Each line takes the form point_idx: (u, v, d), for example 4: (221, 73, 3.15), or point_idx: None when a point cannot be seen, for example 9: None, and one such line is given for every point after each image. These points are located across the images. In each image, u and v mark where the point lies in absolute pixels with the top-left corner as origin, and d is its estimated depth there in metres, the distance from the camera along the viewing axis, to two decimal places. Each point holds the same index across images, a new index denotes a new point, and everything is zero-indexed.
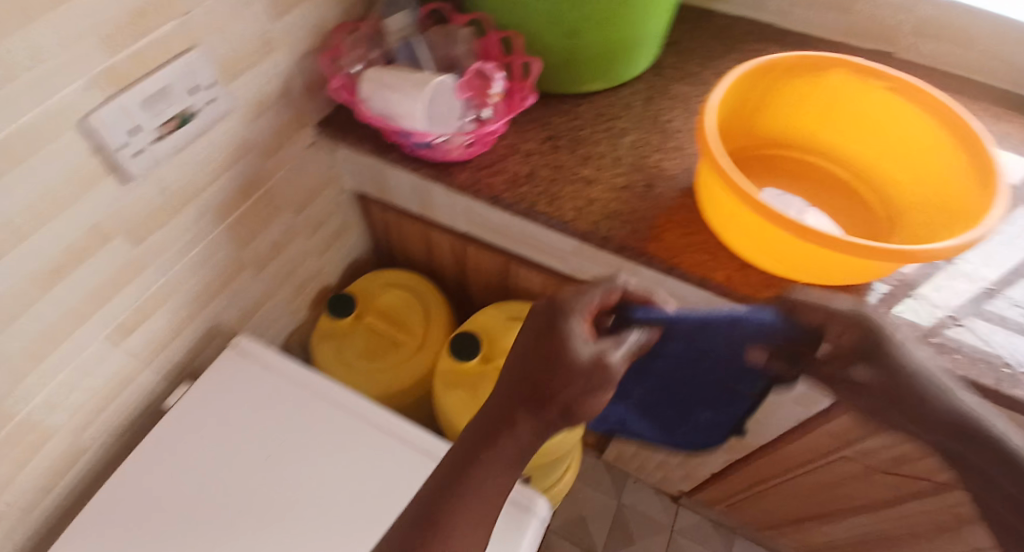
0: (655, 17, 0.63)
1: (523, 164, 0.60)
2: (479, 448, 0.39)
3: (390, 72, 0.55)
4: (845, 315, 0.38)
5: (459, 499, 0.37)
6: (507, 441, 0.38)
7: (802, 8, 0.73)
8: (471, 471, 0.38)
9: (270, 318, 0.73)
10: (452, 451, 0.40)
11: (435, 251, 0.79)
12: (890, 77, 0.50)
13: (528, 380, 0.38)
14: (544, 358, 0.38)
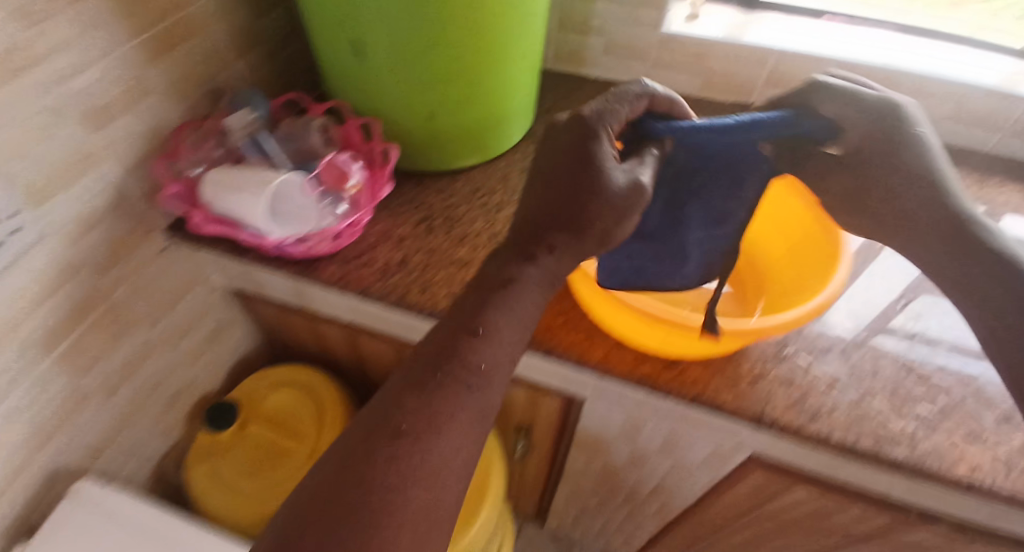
0: (518, 90, 0.63)
1: (394, 252, 0.57)
2: (460, 343, 0.34)
3: (233, 173, 0.52)
4: (868, 102, 0.42)
5: (439, 397, 0.31)
6: (490, 330, 0.34)
7: (662, 70, 0.77)
8: (450, 370, 0.33)
9: (134, 441, 0.68)
10: (427, 350, 0.34)
11: (325, 341, 0.76)
12: None
13: (560, 197, 0.37)
14: (575, 173, 0.37)
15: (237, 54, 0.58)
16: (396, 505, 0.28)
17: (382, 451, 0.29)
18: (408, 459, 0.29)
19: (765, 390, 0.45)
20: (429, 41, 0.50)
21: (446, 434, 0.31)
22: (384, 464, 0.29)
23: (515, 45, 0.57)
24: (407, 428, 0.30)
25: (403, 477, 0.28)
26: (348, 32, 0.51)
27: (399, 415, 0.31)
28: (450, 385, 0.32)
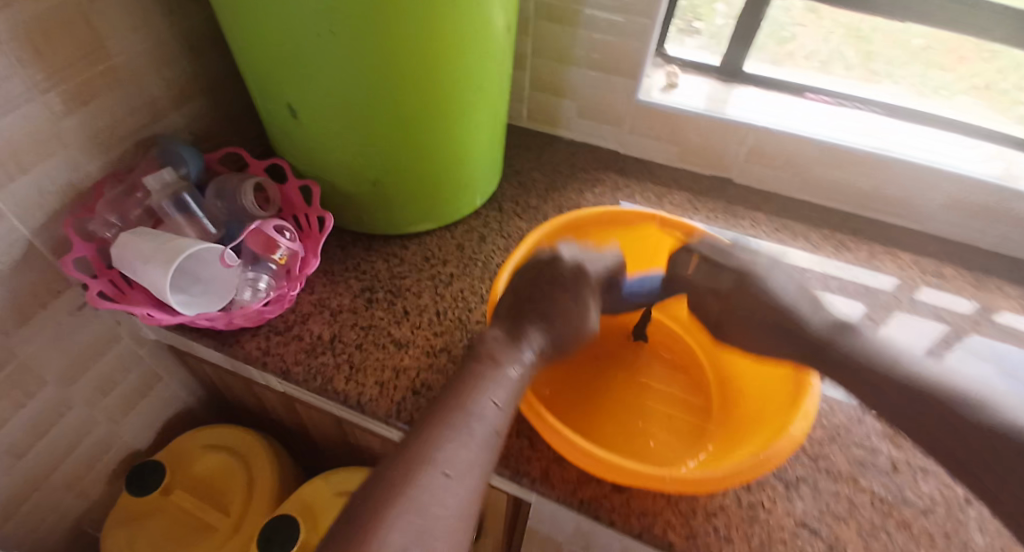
0: (477, 158, 0.60)
1: (327, 326, 0.52)
2: (477, 391, 0.38)
3: (146, 240, 0.46)
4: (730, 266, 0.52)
5: (468, 437, 0.35)
6: (501, 380, 0.39)
7: (639, 136, 0.74)
8: (474, 413, 0.36)
9: (42, 510, 0.58)
10: (446, 397, 0.38)
11: (265, 405, 0.69)
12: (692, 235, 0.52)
13: (522, 300, 0.45)
14: (529, 296, 0.46)
15: (172, 105, 0.55)
16: (444, 531, 0.31)
17: (427, 485, 0.32)
18: (449, 492, 0.32)
19: (725, 535, 0.44)
20: (369, 110, 0.48)
21: (478, 470, 0.34)
22: (433, 497, 0.31)
23: (469, 116, 0.54)
24: (445, 466, 0.33)
25: (447, 509, 0.31)
26: (285, 95, 0.48)
27: (437, 452, 0.34)
28: (474, 427, 0.36)
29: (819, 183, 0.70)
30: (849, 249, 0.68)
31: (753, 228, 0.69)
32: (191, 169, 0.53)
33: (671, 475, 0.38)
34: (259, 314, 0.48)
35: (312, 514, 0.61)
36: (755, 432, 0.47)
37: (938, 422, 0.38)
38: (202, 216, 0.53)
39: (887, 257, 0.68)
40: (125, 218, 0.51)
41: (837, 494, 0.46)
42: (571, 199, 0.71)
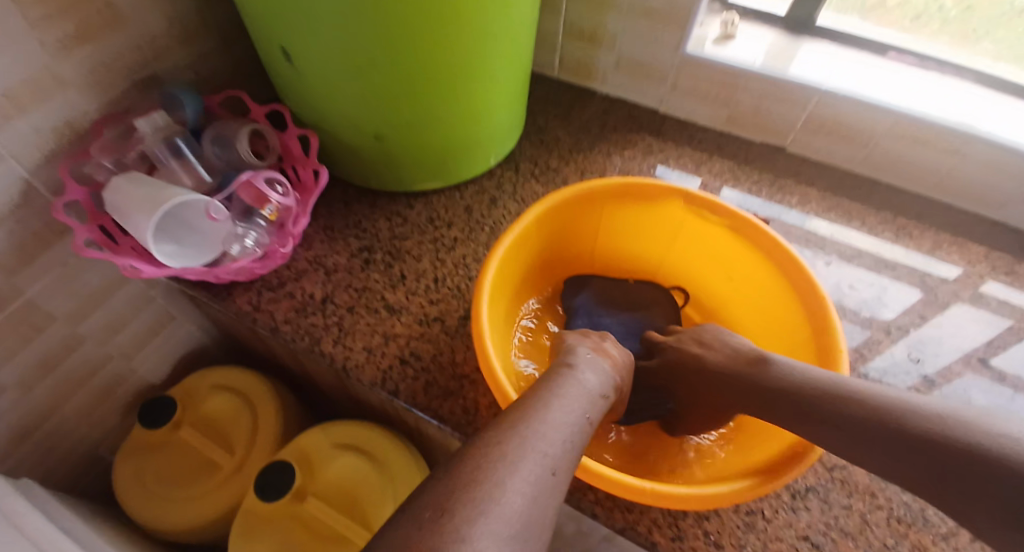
0: (490, 117, 0.55)
1: (320, 285, 0.51)
2: (558, 388, 0.35)
3: (137, 188, 0.45)
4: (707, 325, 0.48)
5: (557, 423, 0.31)
6: (579, 382, 0.36)
7: (679, 94, 0.66)
8: (560, 404, 0.33)
9: (61, 436, 0.62)
10: (530, 392, 0.35)
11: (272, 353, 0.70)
12: (722, 209, 0.45)
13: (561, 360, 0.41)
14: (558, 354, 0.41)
15: (176, 43, 0.53)
16: (538, 508, 0.26)
17: (522, 459, 0.28)
18: (543, 472, 0.28)
19: (715, 540, 0.40)
20: (360, 62, 0.43)
21: (566, 454, 0.30)
22: (528, 474, 0.27)
23: (478, 72, 0.48)
24: (538, 445, 0.29)
25: (542, 489, 0.27)
26: (276, 37, 0.45)
27: (525, 430, 0.30)
28: (561, 416, 0.32)
29: (885, 160, 0.61)
30: (911, 237, 0.60)
31: (799, 205, 0.62)
32: (188, 114, 0.52)
33: (653, 488, 0.34)
34: (249, 268, 0.48)
35: (310, 462, 0.59)
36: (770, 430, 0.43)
37: (907, 452, 0.29)
38: (196, 163, 0.51)
39: (954, 250, 0.59)
40: (120, 161, 0.49)
41: (848, 509, 0.42)
42: (596, 162, 0.65)
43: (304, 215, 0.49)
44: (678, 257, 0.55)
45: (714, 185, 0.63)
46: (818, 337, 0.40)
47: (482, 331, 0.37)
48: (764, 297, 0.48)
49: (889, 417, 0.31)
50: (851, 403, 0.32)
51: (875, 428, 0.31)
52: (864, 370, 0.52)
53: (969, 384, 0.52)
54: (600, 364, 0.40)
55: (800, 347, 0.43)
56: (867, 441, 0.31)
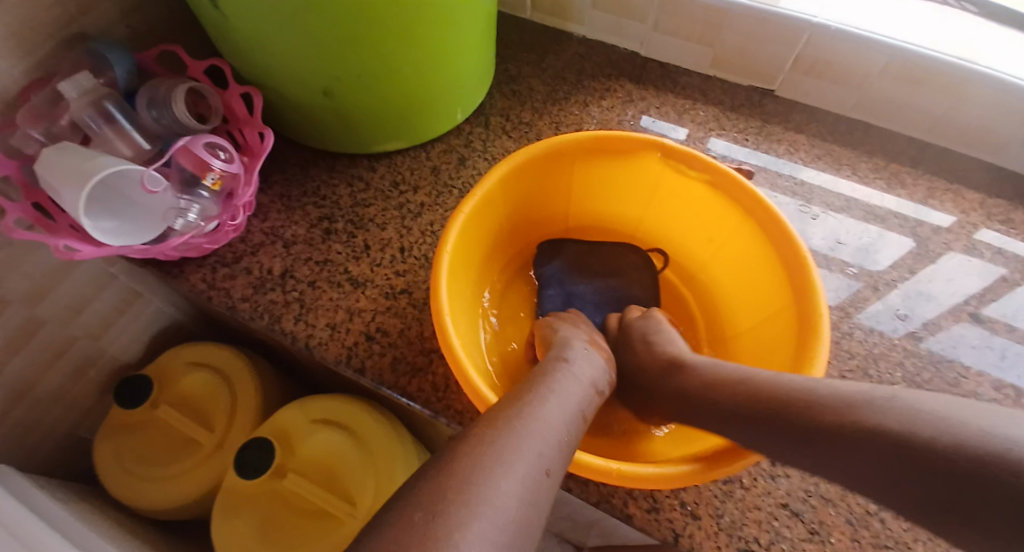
0: (453, 67, 0.51)
1: (278, 258, 0.48)
2: (553, 381, 0.33)
3: (67, 156, 0.41)
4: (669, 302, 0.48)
5: (553, 420, 0.30)
6: (575, 376, 0.35)
7: (663, 36, 0.61)
8: (557, 400, 0.31)
9: (34, 419, 0.61)
10: (524, 384, 0.33)
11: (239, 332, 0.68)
12: (702, 163, 0.42)
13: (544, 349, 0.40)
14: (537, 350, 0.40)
15: None
16: (531, 511, 0.24)
17: (519, 459, 0.26)
18: (539, 473, 0.26)
19: (691, 511, 0.40)
20: (296, 10, 0.38)
21: (560, 452, 0.28)
22: (525, 474, 0.25)
23: (434, 18, 0.44)
24: (534, 443, 0.27)
25: (538, 489, 0.25)
26: None
27: (521, 427, 0.28)
28: (557, 414, 0.30)
29: (879, 102, 0.57)
30: (903, 185, 0.57)
31: (787, 153, 0.58)
32: (118, 75, 0.46)
33: (620, 469, 0.33)
34: (198, 245, 0.45)
35: (288, 439, 0.58)
36: None
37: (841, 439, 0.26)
38: (132, 131, 0.47)
39: (948, 198, 0.56)
40: (50, 131, 0.44)
41: None
42: (573, 113, 0.60)
43: (251, 183, 0.46)
44: (659, 215, 0.52)
45: (700, 135, 0.59)
46: (797, 301, 0.38)
47: (440, 309, 0.35)
48: (744, 257, 0.46)
49: (833, 414, 0.27)
50: (801, 403, 0.29)
51: (823, 429, 0.28)
52: (854, 321, 0.51)
53: (957, 336, 0.51)
54: (593, 354, 0.39)
55: (780, 309, 0.41)
56: (802, 435, 0.28)
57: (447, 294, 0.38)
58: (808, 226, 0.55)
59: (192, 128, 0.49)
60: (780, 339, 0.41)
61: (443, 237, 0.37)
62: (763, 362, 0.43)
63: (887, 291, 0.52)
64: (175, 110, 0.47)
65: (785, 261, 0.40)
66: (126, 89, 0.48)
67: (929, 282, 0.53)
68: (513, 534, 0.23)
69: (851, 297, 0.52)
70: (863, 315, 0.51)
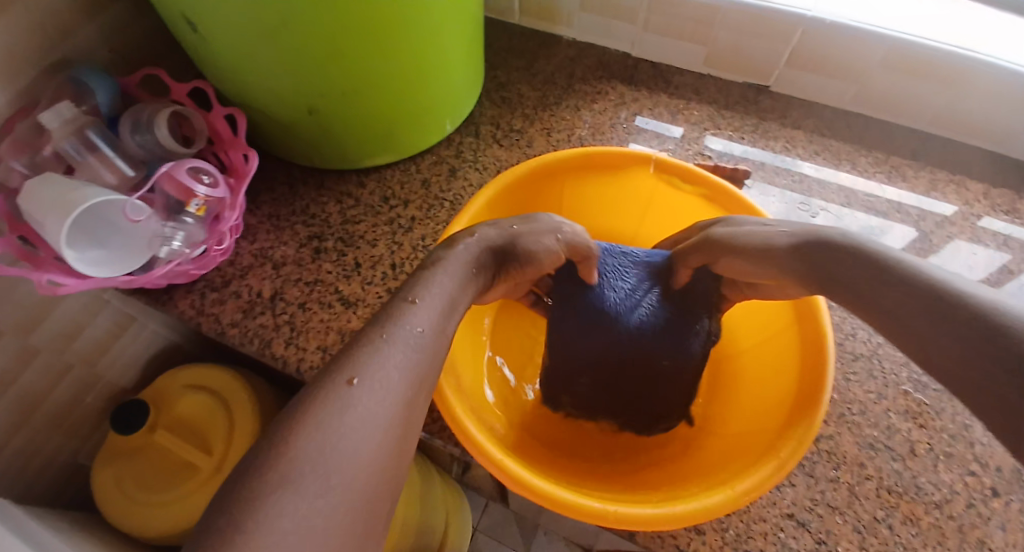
0: (440, 78, 0.49)
1: (267, 280, 0.48)
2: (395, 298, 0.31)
3: (49, 185, 0.40)
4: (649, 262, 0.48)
5: (390, 340, 0.28)
6: (431, 278, 0.33)
7: (653, 35, 0.60)
8: (397, 316, 0.30)
9: (33, 447, 0.60)
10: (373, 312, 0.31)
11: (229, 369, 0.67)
12: (697, 178, 0.42)
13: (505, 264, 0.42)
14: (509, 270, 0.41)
15: (86, 18, 0.45)
16: (367, 440, 0.24)
17: (330, 400, 0.24)
18: (367, 400, 0.25)
19: (694, 525, 0.39)
20: (272, 28, 0.37)
21: (401, 371, 0.27)
22: (336, 412, 0.24)
23: (417, 28, 0.42)
24: (347, 372, 0.26)
25: (369, 418, 0.25)
26: (176, 4, 0.38)
27: (344, 365, 0.26)
28: (396, 331, 0.29)
29: (878, 95, 0.56)
30: (904, 178, 0.56)
31: (784, 150, 0.57)
32: (100, 100, 0.45)
33: (616, 511, 0.30)
34: (184, 271, 0.44)
35: None
36: (757, 418, 0.40)
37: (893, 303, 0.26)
38: (115, 158, 0.45)
39: (951, 190, 0.55)
40: (34, 161, 0.43)
41: (836, 482, 0.40)
42: (564, 118, 0.59)
43: (237, 206, 0.45)
44: (654, 226, 0.51)
45: (695, 134, 0.58)
46: (801, 320, 0.38)
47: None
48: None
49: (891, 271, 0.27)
50: (867, 259, 0.29)
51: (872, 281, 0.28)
52: None
53: None
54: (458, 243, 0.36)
55: (783, 327, 0.41)
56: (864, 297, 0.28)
57: None
58: (806, 223, 0.54)
59: (177, 151, 0.48)
60: (784, 358, 0.41)
61: None
62: (768, 380, 0.42)
63: None
64: (158, 134, 0.46)
65: None
66: (109, 115, 0.47)
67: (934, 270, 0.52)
68: (336, 474, 0.23)
69: None
70: None
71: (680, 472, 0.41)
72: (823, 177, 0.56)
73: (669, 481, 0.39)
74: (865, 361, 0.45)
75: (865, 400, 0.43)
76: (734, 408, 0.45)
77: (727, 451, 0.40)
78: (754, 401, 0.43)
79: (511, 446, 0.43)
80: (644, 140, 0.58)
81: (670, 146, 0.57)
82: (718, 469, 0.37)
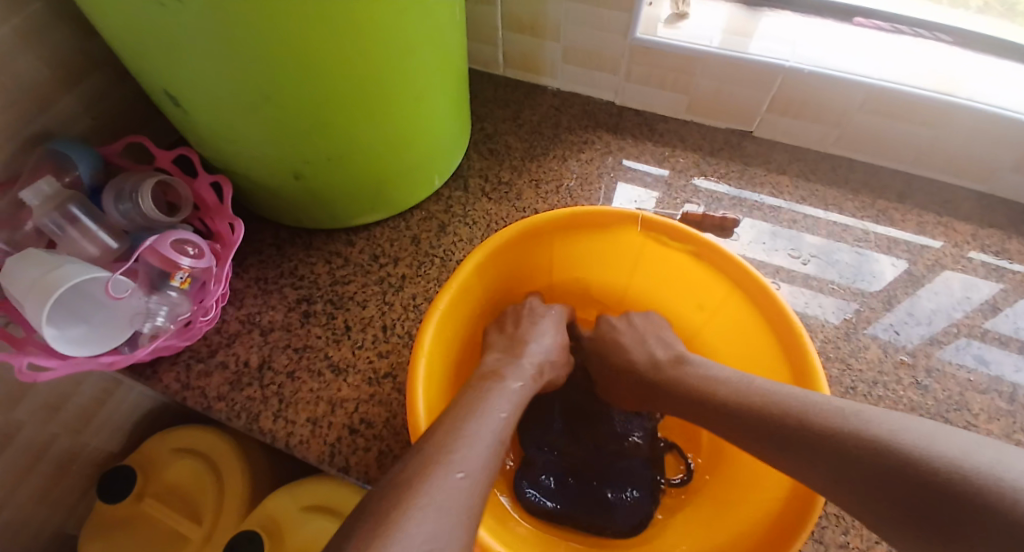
0: (427, 137, 0.50)
1: (256, 348, 0.47)
2: (484, 403, 0.34)
3: (28, 266, 0.39)
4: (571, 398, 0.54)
5: (482, 440, 0.31)
6: (507, 392, 0.37)
7: (634, 85, 0.61)
8: (485, 418, 0.33)
9: (12, 525, 0.58)
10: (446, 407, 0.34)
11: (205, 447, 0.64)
12: (685, 235, 0.42)
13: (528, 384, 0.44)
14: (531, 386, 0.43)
15: (64, 89, 0.45)
16: (467, 528, 0.26)
17: (439, 485, 0.27)
18: (459, 498, 0.27)
19: None
20: (257, 104, 0.38)
21: (486, 468, 0.30)
22: (446, 500, 0.26)
23: (402, 92, 0.43)
24: (456, 465, 0.28)
25: (469, 510, 0.27)
26: (157, 80, 0.38)
27: (448, 452, 0.29)
28: (486, 433, 0.32)
29: (860, 137, 0.57)
30: (893, 221, 0.56)
31: (771, 195, 0.57)
32: (82, 172, 0.45)
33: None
34: (169, 345, 0.43)
35: (278, 528, 0.55)
36: (764, 491, 0.40)
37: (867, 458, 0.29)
38: (97, 231, 0.45)
39: (939, 231, 0.55)
40: (13, 239, 0.42)
41: (847, 548, 0.39)
42: (551, 169, 0.59)
43: (223, 276, 0.45)
44: (645, 283, 0.51)
45: (681, 182, 0.58)
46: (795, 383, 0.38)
47: (422, 425, 0.35)
48: (737, 326, 0.45)
49: (847, 425, 0.31)
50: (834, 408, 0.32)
51: (834, 448, 0.31)
52: (872, 332, 0.50)
53: (961, 355, 0.49)
54: (522, 364, 0.41)
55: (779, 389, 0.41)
56: (832, 449, 0.31)
57: (426, 399, 0.37)
58: (797, 266, 0.54)
59: (161, 223, 0.47)
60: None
61: (421, 336, 0.37)
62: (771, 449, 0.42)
63: (891, 305, 0.52)
64: (142, 205, 0.45)
65: (779, 334, 0.40)
66: (91, 188, 0.46)
67: (930, 293, 0.52)
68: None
69: (854, 320, 0.51)
70: (872, 326, 0.51)
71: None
72: (814, 220, 0.56)
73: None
74: None
75: None
76: (734, 478, 0.45)
77: (742, 538, 0.39)
78: (755, 468, 0.43)
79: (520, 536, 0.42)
80: (632, 189, 0.58)
81: (659, 193, 0.58)
82: None
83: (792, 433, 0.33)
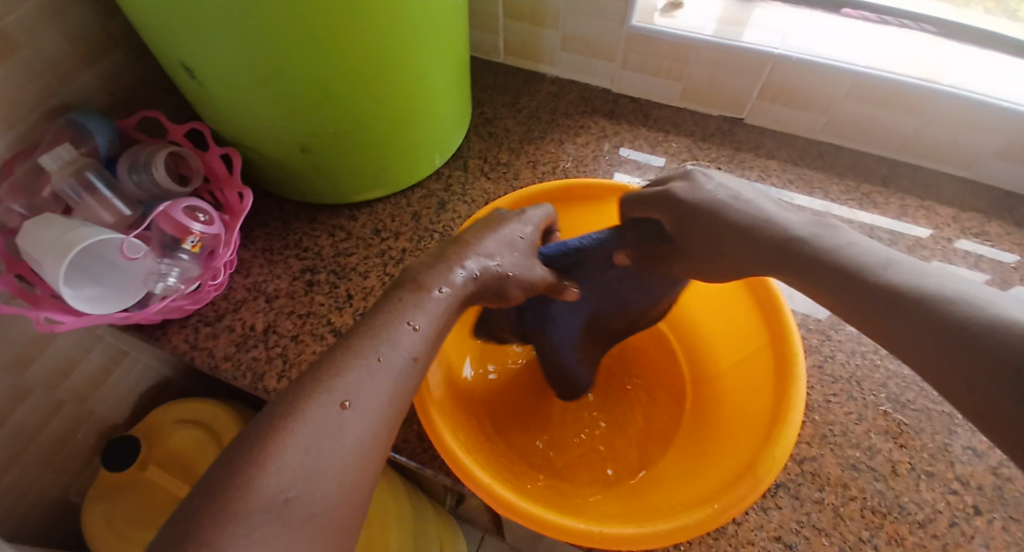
0: (428, 115, 0.51)
1: (261, 314, 0.49)
2: (391, 314, 0.32)
3: (44, 226, 0.41)
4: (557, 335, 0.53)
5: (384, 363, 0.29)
6: (420, 306, 0.32)
7: (630, 72, 0.63)
8: (390, 336, 0.30)
9: (22, 486, 0.60)
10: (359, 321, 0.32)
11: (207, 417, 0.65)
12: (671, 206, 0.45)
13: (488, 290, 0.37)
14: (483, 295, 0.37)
15: (85, 65, 0.47)
16: (352, 467, 0.27)
17: (318, 420, 0.26)
18: (332, 434, 0.26)
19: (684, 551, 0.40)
20: (267, 75, 0.40)
21: (390, 403, 0.29)
22: (320, 438, 0.26)
23: (403, 73, 0.45)
24: (340, 394, 0.27)
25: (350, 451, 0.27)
26: (174, 52, 0.40)
27: (337, 379, 0.28)
28: (391, 352, 0.30)
29: (847, 124, 0.59)
30: (875, 204, 0.58)
31: (760, 179, 0.59)
32: (99, 143, 0.47)
33: (600, 530, 0.32)
34: (179, 307, 0.45)
35: None
36: (731, 438, 0.42)
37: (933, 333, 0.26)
38: (111, 199, 0.47)
39: (921, 215, 0.57)
40: (32, 204, 0.44)
41: (821, 503, 0.42)
42: (548, 151, 0.61)
43: (232, 242, 0.47)
44: None
45: (675, 165, 0.60)
46: (773, 342, 0.41)
47: None
48: (725, 293, 0.49)
49: (940, 300, 0.27)
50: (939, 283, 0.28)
51: (927, 332, 0.26)
52: None
53: None
54: (455, 269, 0.35)
55: (761, 351, 0.43)
56: (894, 315, 0.28)
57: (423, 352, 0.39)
58: None
59: (172, 193, 0.49)
60: (760, 379, 0.43)
61: None
62: (745, 403, 0.44)
63: None
64: (156, 175, 0.47)
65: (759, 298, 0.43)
66: (106, 159, 0.48)
67: None
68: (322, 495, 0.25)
69: None
70: None
71: (660, 492, 0.42)
72: (800, 204, 0.58)
73: (654, 504, 0.39)
74: (845, 383, 0.47)
75: (846, 422, 0.45)
76: (715, 430, 0.46)
77: (709, 469, 0.41)
78: (730, 419, 0.45)
79: (516, 472, 0.44)
80: (627, 171, 0.60)
81: (652, 176, 0.60)
82: (700, 485, 0.39)
83: (864, 295, 0.30)
